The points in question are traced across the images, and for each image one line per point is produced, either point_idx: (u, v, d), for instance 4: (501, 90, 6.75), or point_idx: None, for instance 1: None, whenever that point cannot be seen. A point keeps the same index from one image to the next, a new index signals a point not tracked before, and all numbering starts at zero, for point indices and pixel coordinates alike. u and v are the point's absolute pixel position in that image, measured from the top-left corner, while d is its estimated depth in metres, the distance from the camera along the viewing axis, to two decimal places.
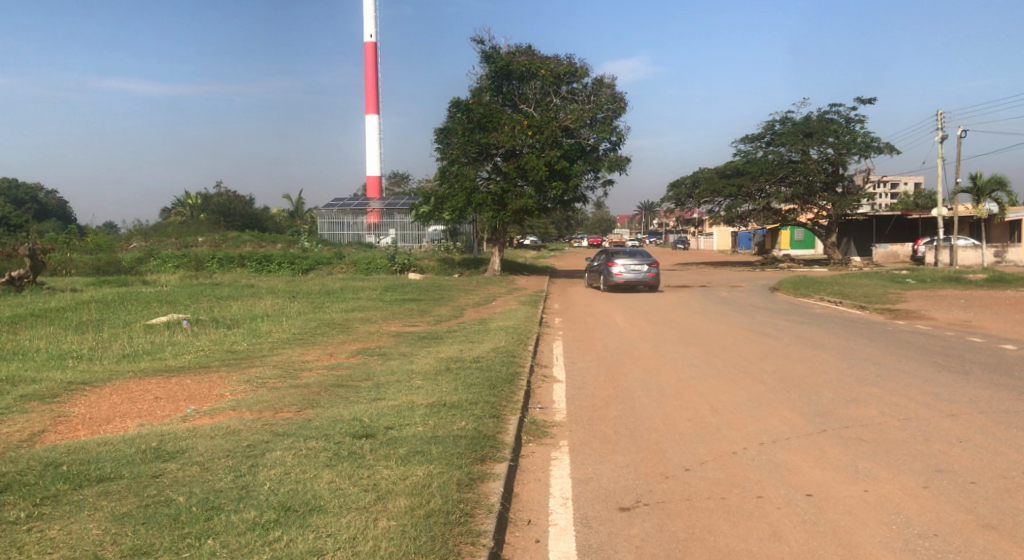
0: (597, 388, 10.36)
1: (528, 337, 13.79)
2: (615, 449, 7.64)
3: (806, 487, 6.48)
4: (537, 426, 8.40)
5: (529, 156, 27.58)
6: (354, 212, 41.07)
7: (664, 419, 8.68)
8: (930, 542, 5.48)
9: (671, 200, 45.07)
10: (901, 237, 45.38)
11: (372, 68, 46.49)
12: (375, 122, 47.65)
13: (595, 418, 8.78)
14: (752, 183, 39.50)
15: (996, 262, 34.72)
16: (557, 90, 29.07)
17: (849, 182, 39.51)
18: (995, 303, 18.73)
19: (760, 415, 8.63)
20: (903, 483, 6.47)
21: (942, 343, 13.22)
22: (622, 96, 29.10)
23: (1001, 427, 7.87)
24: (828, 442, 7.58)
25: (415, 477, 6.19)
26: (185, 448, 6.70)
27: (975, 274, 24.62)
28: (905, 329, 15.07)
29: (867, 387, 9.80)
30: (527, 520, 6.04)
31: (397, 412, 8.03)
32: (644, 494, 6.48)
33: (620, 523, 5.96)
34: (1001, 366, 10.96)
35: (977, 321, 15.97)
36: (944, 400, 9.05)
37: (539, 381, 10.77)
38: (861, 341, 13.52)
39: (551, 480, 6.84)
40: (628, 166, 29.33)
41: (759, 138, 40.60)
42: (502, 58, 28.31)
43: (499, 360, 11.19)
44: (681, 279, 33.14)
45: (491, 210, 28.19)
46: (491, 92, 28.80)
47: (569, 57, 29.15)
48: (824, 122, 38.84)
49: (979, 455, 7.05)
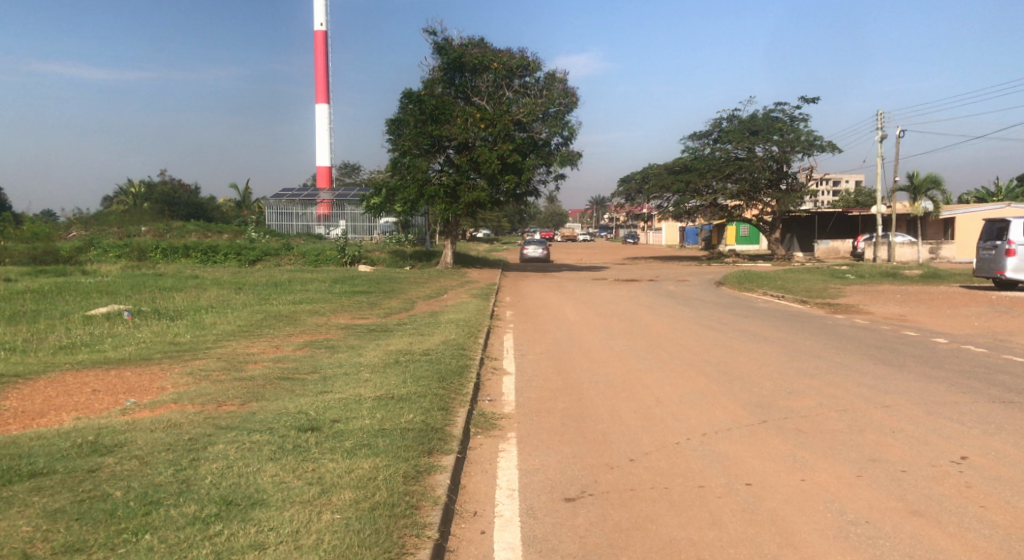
0: (547, 380, 10.45)
1: (478, 330, 13.81)
2: (562, 441, 7.71)
3: (745, 476, 6.63)
4: (485, 418, 8.45)
5: (481, 149, 27.57)
6: (303, 203, 40.61)
7: (611, 411, 8.76)
8: (861, 528, 5.64)
9: (622, 194, 45.43)
10: (844, 233, 46.20)
11: (322, 56, 45.87)
12: (325, 111, 47.00)
13: (543, 410, 8.84)
14: (700, 179, 40.04)
15: (930, 258, 35.98)
16: (509, 83, 29.11)
17: (792, 179, 40.32)
18: (930, 298, 19.32)
19: (705, 407, 8.79)
20: (838, 472, 6.65)
21: (877, 336, 13.59)
22: (574, 91, 29.32)
23: (931, 417, 8.12)
24: (767, 432, 7.76)
25: (361, 470, 6.19)
26: (122, 443, 6.57)
27: (910, 270, 25.31)
28: (843, 323, 15.45)
29: (806, 378, 10.05)
30: (473, 512, 6.08)
31: (344, 405, 8.00)
32: (589, 484, 6.57)
33: (565, 513, 6.03)
34: (931, 358, 11.32)
35: (911, 315, 16.46)
36: (878, 391, 9.31)
37: (489, 373, 10.81)
38: (801, 334, 13.83)
39: (498, 471, 6.89)
40: (579, 160, 29.47)
41: (706, 135, 41.28)
42: (454, 49, 28.20)
43: (448, 353, 11.18)
44: (632, 273, 33.39)
45: (442, 202, 28.14)
46: (444, 85, 28.61)
47: (522, 51, 29.24)
48: (769, 120, 39.51)
49: (910, 444, 7.27)
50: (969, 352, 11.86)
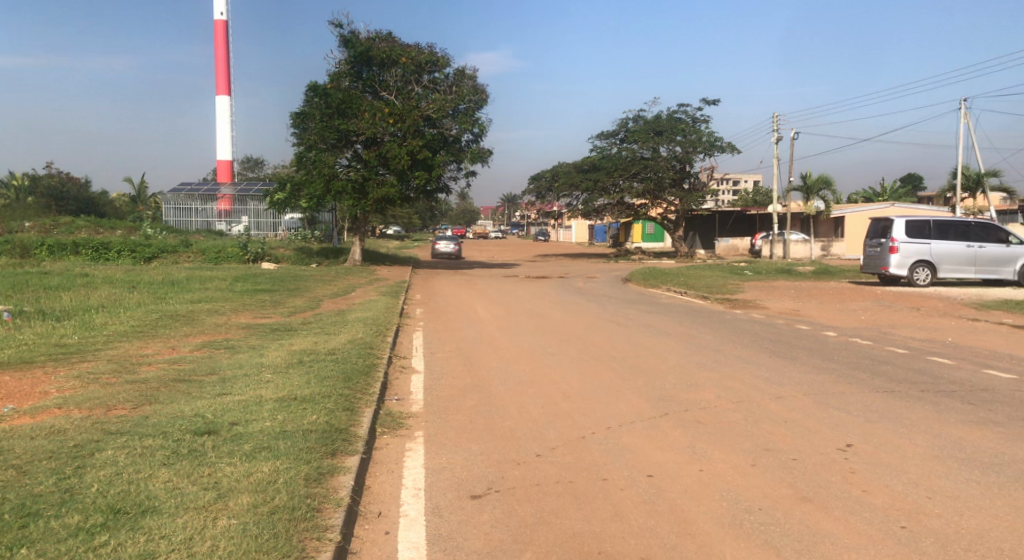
0: (455, 377, 10.41)
1: (385, 328, 13.68)
2: (469, 439, 7.69)
3: (647, 468, 6.75)
4: (392, 417, 8.36)
5: (390, 145, 27.30)
6: (202, 198, 39.32)
7: (518, 407, 8.79)
8: (755, 515, 5.82)
9: (532, 192, 45.73)
10: (743, 231, 47.72)
11: (223, 47, 44.56)
12: (226, 104, 45.70)
13: (450, 408, 8.81)
14: (607, 178, 40.63)
15: (821, 255, 37.53)
16: (418, 79, 28.89)
17: (694, 179, 41.43)
18: (822, 293, 20.12)
19: (610, 401, 8.91)
20: (734, 461, 6.85)
21: (772, 329, 14.07)
22: (484, 87, 29.34)
23: (820, 407, 8.45)
24: (669, 425, 7.92)
25: (260, 473, 6.03)
26: (1, 451, 6.24)
27: (804, 267, 26.33)
28: (741, 317, 15.94)
29: (706, 371, 10.32)
30: (377, 512, 6.01)
31: (244, 407, 7.79)
32: (495, 481, 6.57)
33: (471, 510, 6.02)
34: (822, 351, 11.79)
35: (804, 309, 17.11)
36: (772, 382, 9.64)
37: (397, 372, 10.71)
38: (702, 329, 14.20)
39: (404, 471, 6.83)
40: (489, 157, 29.50)
41: (613, 135, 41.94)
42: (361, 43, 27.75)
43: (355, 352, 11.02)
44: (540, 270, 33.65)
45: (350, 198, 27.73)
46: (351, 78, 28.15)
47: (430, 46, 29.05)
48: (672, 121, 40.43)
49: (800, 433, 7.55)
50: (857, 344, 12.41)
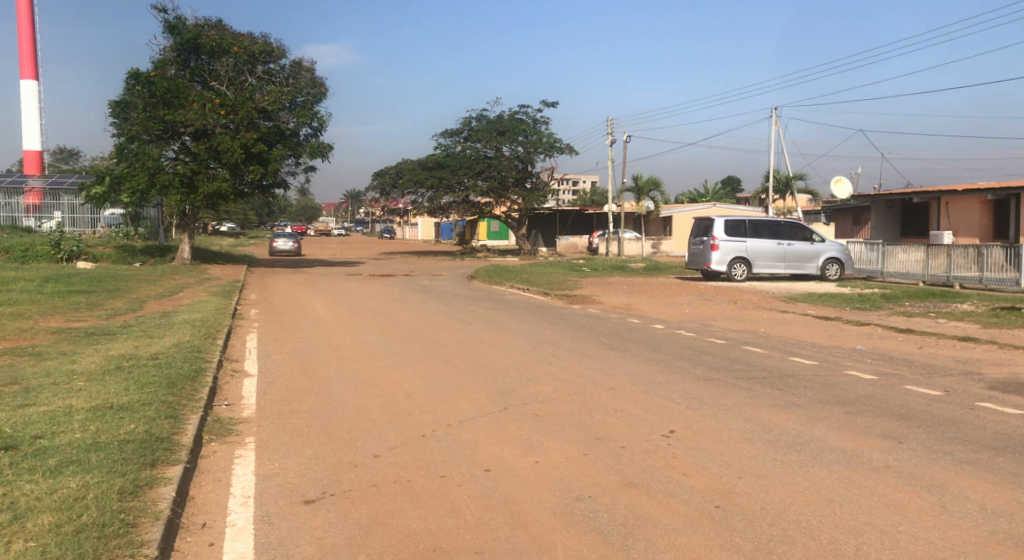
0: (291, 379, 10.04)
1: (216, 331, 13.04)
2: (304, 442, 7.42)
3: (484, 463, 6.73)
4: (221, 423, 7.94)
5: (221, 137, 26.13)
6: (6, 191, 35.95)
7: (357, 408, 8.58)
8: (586, 503, 5.91)
9: (375, 189, 45.11)
10: (582, 229, 49.15)
11: (29, 27, 41.14)
12: (34, 88, 42.25)
13: (285, 411, 8.48)
14: (451, 176, 40.59)
15: (652, 252, 39.16)
16: (252, 69, 27.80)
17: (536, 178, 42.18)
18: (654, 288, 20.96)
19: (450, 397, 8.86)
20: (568, 451, 6.95)
21: (606, 323, 14.50)
22: (322, 81, 28.66)
23: (648, 396, 8.75)
24: (507, 419, 7.95)
25: (66, 490, 5.54)
26: None
27: (637, 263, 27.38)
28: (579, 312, 16.35)
29: (544, 365, 10.47)
30: (201, 523, 5.67)
31: (50, 419, 7.16)
32: (329, 484, 6.36)
33: (303, 516, 5.79)
34: (652, 342, 12.25)
35: (637, 304, 17.76)
36: (606, 374, 9.91)
37: (227, 376, 10.21)
38: (541, 324, 14.43)
39: (232, 479, 6.48)
40: (329, 152, 28.83)
41: (457, 133, 42.02)
42: (188, 29, 26.31)
43: (181, 356, 10.42)
44: (384, 268, 33.25)
45: (178, 192, 26.33)
46: (177, 66, 26.66)
47: (265, 36, 28.02)
48: (514, 121, 40.98)
49: (629, 422, 7.78)
50: (681, 336, 12.97)
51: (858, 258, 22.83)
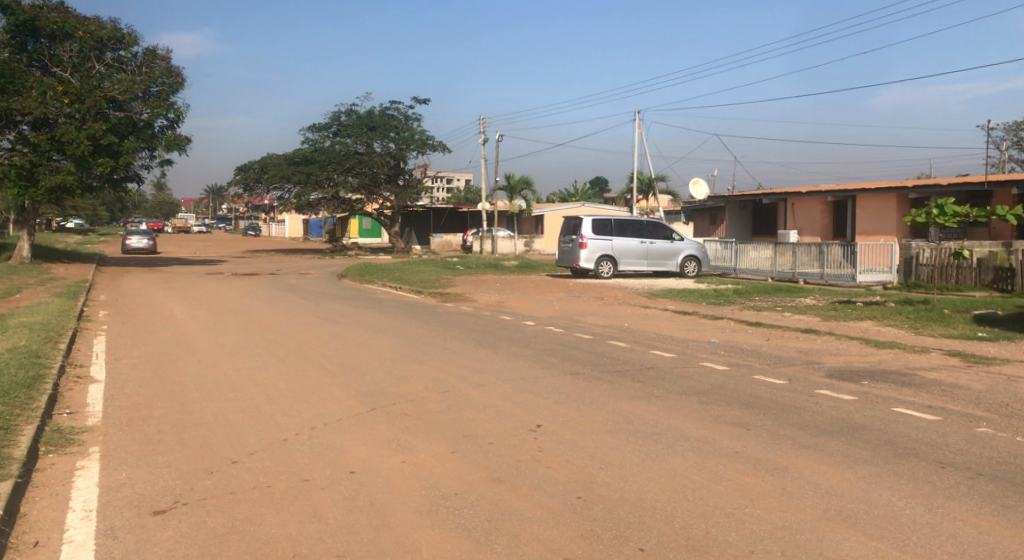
0: (143, 385, 9.51)
1: (59, 334, 12.20)
2: (155, 450, 7.03)
3: (349, 465, 6.57)
4: (61, 434, 7.42)
5: (65, 127, 24.54)
6: None
7: (215, 412, 8.21)
8: (451, 501, 5.86)
9: (239, 184, 43.55)
10: (456, 227, 49.16)
11: None
12: None
13: (136, 419, 8.01)
14: (320, 172, 39.63)
15: (524, 250, 39.58)
16: (99, 56, 26.29)
17: (409, 175, 41.87)
18: (526, 286, 21.18)
19: (315, 399, 8.61)
20: (435, 450, 6.88)
21: (478, 321, 14.52)
22: (178, 70, 27.46)
23: (517, 392, 8.79)
24: (374, 419, 7.80)
25: None
26: None
27: (508, 261, 27.60)
28: (451, 311, 16.30)
29: (413, 364, 10.35)
30: (33, 542, 5.26)
31: None
32: (182, 493, 6.04)
33: (151, 528, 5.47)
34: (521, 339, 12.34)
35: (508, 301, 17.88)
36: (475, 371, 9.89)
37: (71, 383, 9.57)
38: (412, 323, 14.29)
39: (73, 492, 6.06)
40: (187, 145, 27.62)
41: (326, 128, 41.11)
42: (25, 10, 24.54)
43: (16, 362, 9.68)
44: (250, 266, 32.19)
45: (15, 185, 24.56)
46: (13, 50, 24.82)
47: (113, 21, 26.57)
48: (385, 117, 40.50)
49: (497, 418, 7.78)
50: (551, 332, 13.13)
51: (715, 256, 23.79)
